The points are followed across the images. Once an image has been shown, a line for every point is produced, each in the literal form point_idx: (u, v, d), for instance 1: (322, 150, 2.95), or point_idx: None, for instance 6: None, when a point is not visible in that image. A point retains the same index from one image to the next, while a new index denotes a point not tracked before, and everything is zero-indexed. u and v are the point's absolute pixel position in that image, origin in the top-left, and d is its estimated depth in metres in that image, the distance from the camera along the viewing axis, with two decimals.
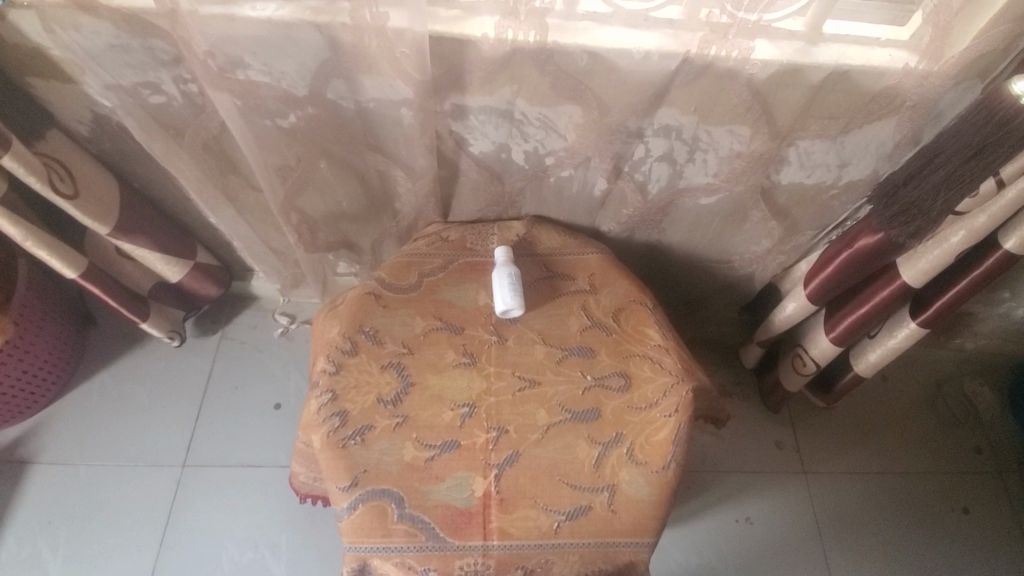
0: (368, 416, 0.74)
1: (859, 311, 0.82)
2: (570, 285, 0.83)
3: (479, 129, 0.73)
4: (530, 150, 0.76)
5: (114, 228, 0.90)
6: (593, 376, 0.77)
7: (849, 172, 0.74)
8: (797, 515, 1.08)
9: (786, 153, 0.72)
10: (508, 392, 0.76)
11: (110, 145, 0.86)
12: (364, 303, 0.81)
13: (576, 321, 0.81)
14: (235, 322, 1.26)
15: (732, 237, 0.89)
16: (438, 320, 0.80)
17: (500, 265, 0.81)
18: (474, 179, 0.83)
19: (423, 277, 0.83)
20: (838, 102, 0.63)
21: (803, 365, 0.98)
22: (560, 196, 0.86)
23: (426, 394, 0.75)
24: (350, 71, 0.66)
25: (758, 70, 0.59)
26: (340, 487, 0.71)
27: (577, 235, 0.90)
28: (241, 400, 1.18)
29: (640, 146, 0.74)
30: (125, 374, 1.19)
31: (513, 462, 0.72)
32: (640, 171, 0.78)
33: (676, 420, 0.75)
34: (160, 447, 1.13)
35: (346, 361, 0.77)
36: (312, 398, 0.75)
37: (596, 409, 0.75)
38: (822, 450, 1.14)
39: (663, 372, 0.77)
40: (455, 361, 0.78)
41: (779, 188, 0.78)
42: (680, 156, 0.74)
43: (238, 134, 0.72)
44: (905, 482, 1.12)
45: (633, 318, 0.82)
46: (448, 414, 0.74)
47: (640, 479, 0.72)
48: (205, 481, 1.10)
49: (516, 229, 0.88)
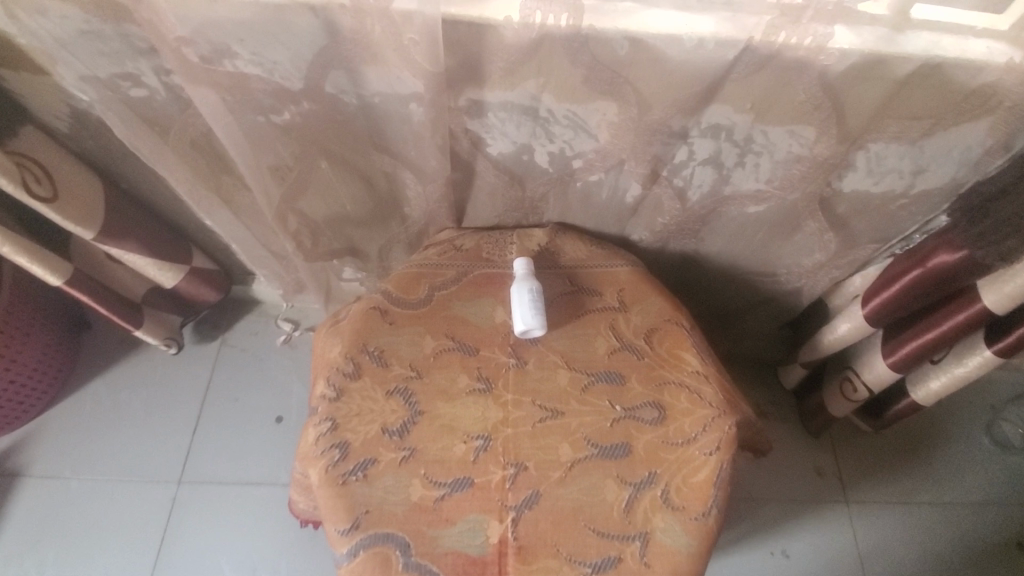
0: (371, 449, 0.66)
1: (925, 336, 0.73)
2: (597, 302, 0.75)
3: (499, 127, 0.64)
4: (556, 152, 0.67)
5: (100, 233, 0.82)
6: (622, 407, 0.69)
7: (923, 179, 0.64)
8: (838, 550, 0.99)
9: (853, 157, 0.62)
10: (527, 423, 0.68)
11: (92, 144, 0.79)
12: (370, 320, 0.73)
13: (603, 343, 0.73)
14: (236, 327, 1.19)
15: (779, 250, 0.79)
16: (449, 339, 0.73)
17: (519, 280, 0.73)
18: (492, 184, 0.74)
19: (434, 291, 0.75)
20: (923, 99, 0.54)
21: (853, 391, 0.88)
22: (589, 201, 0.76)
23: (436, 423, 0.68)
24: (350, 61, 0.57)
25: (834, 61, 0.49)
26: (339, 530, 0.63)
27: (604, 244, 0.81)
28: (240, 413, 1.12)
29: (683, 148, 0.64)
30: (119, 383, 1.13)
31: (532, 504, 0.64)
32: (680, 176, 0.68)
33: (717, 459, 0.66)
34: (156, 463, 1.07)
35: (348, 386, 0.69)
36: (311, 426, 0.68)
37: (626, 444, 0.67)
38: (864, 475, 1.05)
39: (703, 403, 0.69)
40: (468, 387, 0.70)
41: (839, 196, 0.68)
42: (728, 159, 0.64)
43: (222, 132, 0.64)
44: (955, 514, 1.02)
45: (668, 341, 0.73)
46: (461, 447, 0.67)
47: (677, 528, 0.64)
48: (202, 500, 1.05)
49: (538, 237, 0.79)
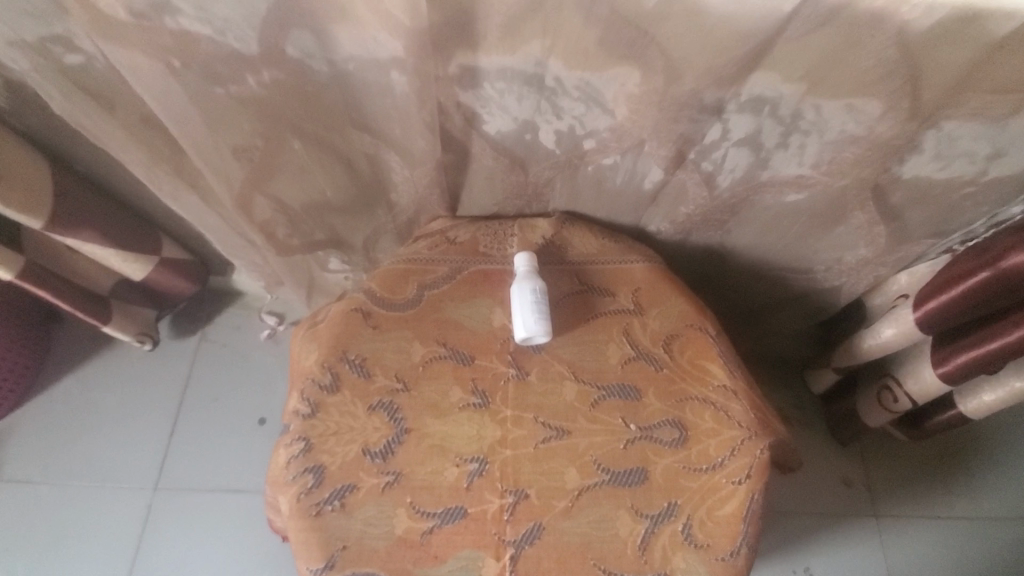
0: (349, 474, 0.58)
1: (986, 347, 0.63)
2: (609, 304, 0.66)
3: (497, 101, 0.54)
4: (565, 130, 0.57)
5: (50, 222, 0.73)
6: (638, 427, 0.60)
7: (1000, 164, 0.54)
8: (867, 568, 0.91)
9: (921, 137, 0.52)
10: (529, 444, 0.60)
11: (36, 121, 0.69)
12: (350, 323, 0.64)
13: (616, 351, 0.63)
14: (216, 321, 1.11)
15: (818, 244, 0.69)
16: (440, 346, 0.64)
17: (521, 278, 0.63)
18: (489, 167, 0.64)
19: (423, 290, 0.66)
20: (1018, 66, 0.44)
21: (893, 401, 0.79)
22: (601, 188, 0.66)
23: (425, 444, 0.60)
24: (316, 17, 0.47)
25: (915, 18, 0.41)
26: (312, 569, 0.55)
27: (618, 236, 0.71)
28: (221, 414, 1.04)
29: (716, 125, 0.54)
30: (92, 381, 1.05)
31: (534, 539, 0.56)
32: (710, 159, 0.58)
33: (747, 489, 0.57)
34: (131, 466, 1.00)
35: (324, 401, 0.61)
36: (282, 447, 0.60)
37: (642, 470, 0.58)
38: (896, 487, 0.96)
39: (730, 423, 0.60)
40: (462, 402, 0.61)
41: (896, 184, 0.58)
42: (769, 139, 0.54)
43: (157, 99, 0.55)
44: (995, 530, 0.94)
45: (691, 349, 0.64)
46: (453, 471, 0.59)
47: (700, 568, 0.55)
48: (180, 508, 0.97)
49: (543, 228, 0.69)
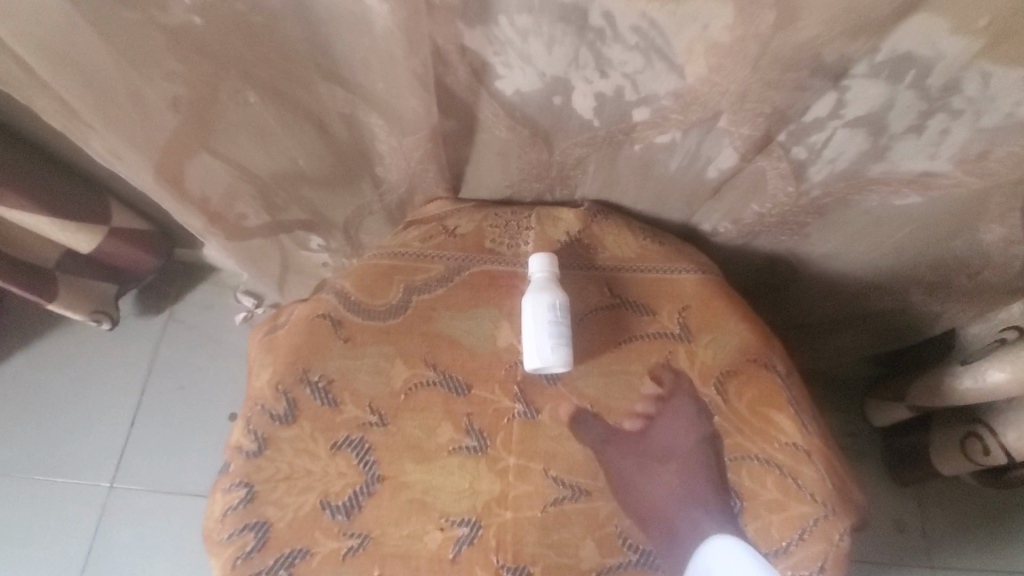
0: (302, 534, 0.45)
1: None
2: (648, 326, 0.51)
3: (518, 45, 0.39)
4: (608, 93, 0.42)
5: None
6: (677, 491, 0.46)
7: None
8: None
9: None
10: (535, 506, 0.46)
11: None
12: (315, 334, 0.50)
13: (654, 389, 0.49)
14: (184, 300, 0.97)
15: (921, 258, 0.54)
16: (429, 369, 0.49)
17: (536, 288, 0.48)
18: (503, 141, 0.49)
19: (411, 295, 0.52)
20: None
21: (983, 453, 0.64)
22: (647, 175, 0.51)
23: (401, 498, 0.46)
24: None
25: None
26: None
27: (663, 235, 0.55)
28: (186, 405, 0.91)
29: (831, 99, 0.39)
30: (43, 360, 0.93)
31: None
32: (806, 142, 0.43)
33: None
34: (83, 460, 0.88)
35: (276, 435, 0.48)
36: (219, 492, 0.47)
37: (678, 549, 0.45)
38: (959, 536, 0.82)
39: (799, 496, 0.46)
40: (451, 445, 0.48)
41: None
42: (900, 121, 0.40)
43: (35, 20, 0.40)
44: None
45: (753, 393, 0.49)
46: (435, 537, 0.45)
47: None
48: (135, 511, 0.86)
49: (568, 221, 0.54)
